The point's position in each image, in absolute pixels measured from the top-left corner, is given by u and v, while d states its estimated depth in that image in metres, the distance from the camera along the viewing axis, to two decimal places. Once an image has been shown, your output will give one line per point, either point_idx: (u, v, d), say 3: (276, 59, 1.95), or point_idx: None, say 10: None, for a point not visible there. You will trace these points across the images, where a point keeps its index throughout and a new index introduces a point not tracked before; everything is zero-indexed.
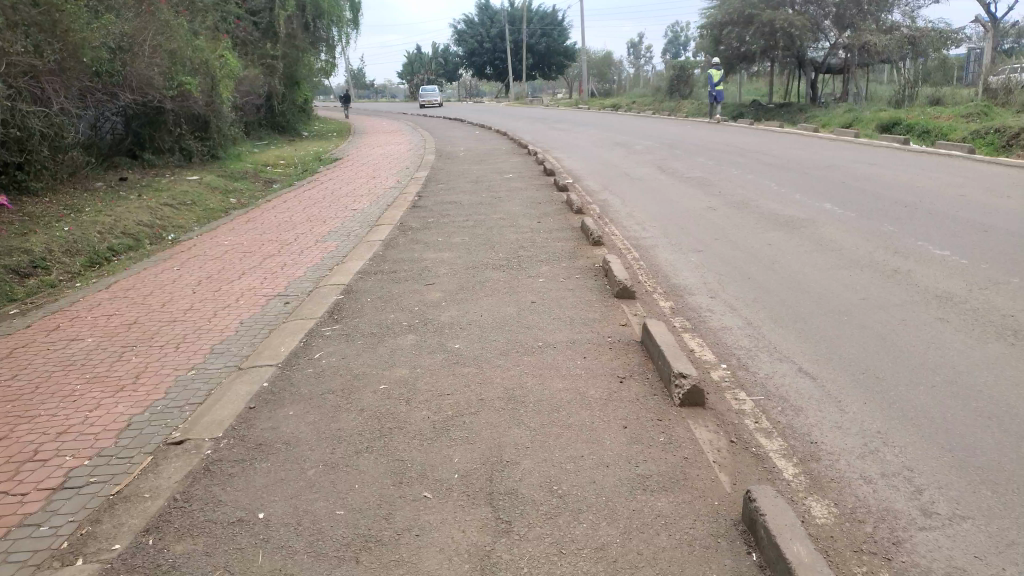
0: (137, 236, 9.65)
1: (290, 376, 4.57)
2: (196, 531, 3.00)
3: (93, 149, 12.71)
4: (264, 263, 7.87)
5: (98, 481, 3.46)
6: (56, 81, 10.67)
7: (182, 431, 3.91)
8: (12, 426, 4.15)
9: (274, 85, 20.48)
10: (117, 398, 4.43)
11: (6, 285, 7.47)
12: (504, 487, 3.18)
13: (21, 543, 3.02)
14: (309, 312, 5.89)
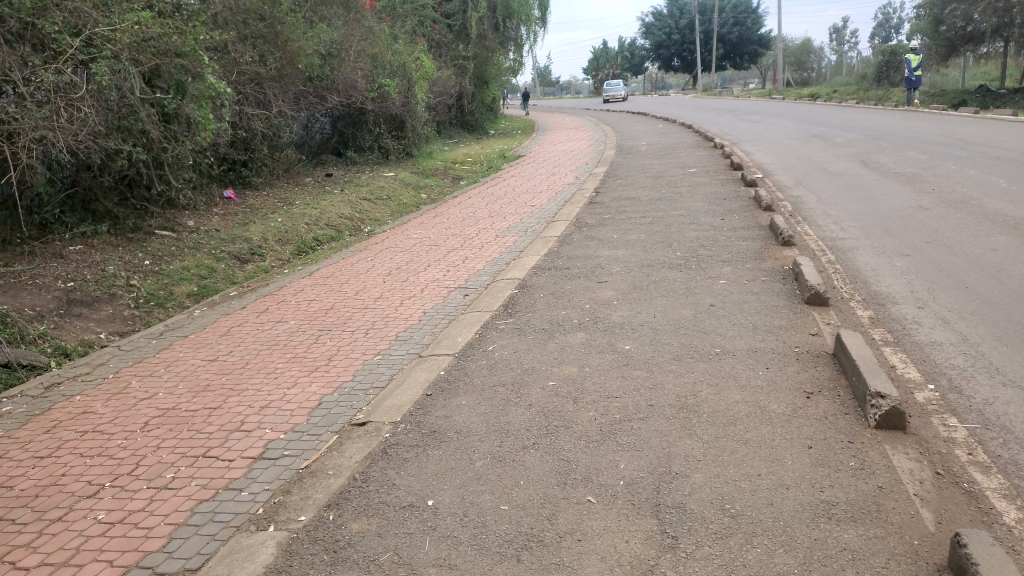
0: (338, 227, 10.39)
1: (465, 367, 4.68)
2: (371, 512, 3.14)
3: (304, 148, 13.96)
4: (448, 256, 8.18)
5: (291, 454, 3.73)
6: (276, 86, 11.74)
7: (366, 413, 4.12)
8: (224, 397, 4.58)
9: (464, 84, 21.35)
10: (312, 377, 4.77)
11: (229, 270, 8.34)
12: (672, 500, 3.04)
13: (226, 505, 3.29)
14: (486, 305, 6.03)
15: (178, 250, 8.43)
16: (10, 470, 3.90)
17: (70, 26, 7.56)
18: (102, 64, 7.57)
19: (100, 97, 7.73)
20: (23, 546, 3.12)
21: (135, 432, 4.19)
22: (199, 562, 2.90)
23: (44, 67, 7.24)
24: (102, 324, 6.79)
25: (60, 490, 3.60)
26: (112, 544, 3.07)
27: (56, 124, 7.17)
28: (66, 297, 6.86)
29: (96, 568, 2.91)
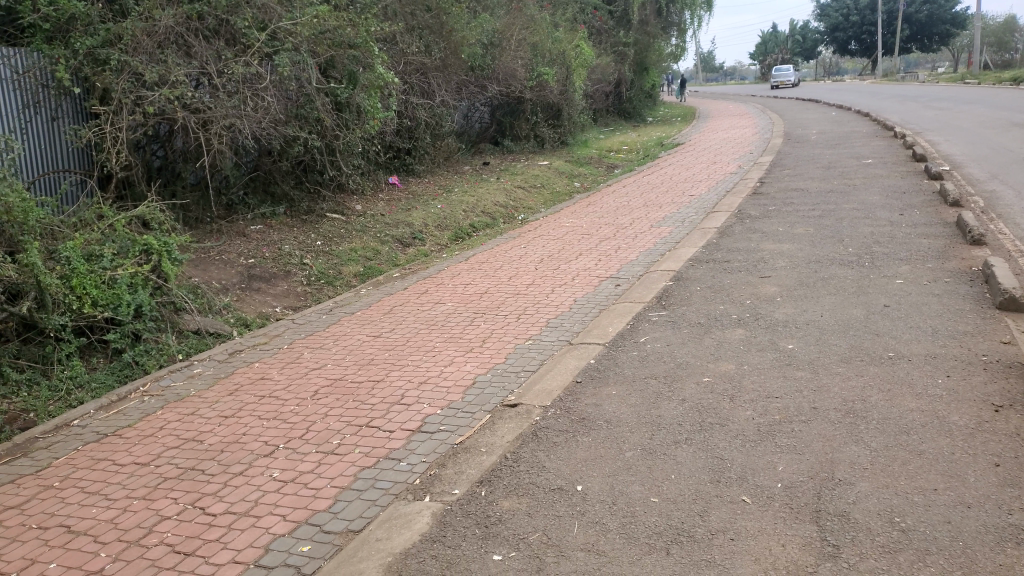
0: (494, 215, 10.64)
1: (616, 357, 4.67)
2: (521, 492, 3.22)
3: (464, 137, 14.39)
4: (602, 244, 8.16)
5: (446, 430, 3.88)
6: (440, 76, 12.13)
7: (518, 395, 4.22)
8: (385, 372, 4.84)
9: (623, 71, 21.13)
10: (467, 358, 4.94)
11: (392, 253, 8.77)
12: (834, 507, 2.89)
13: (385, 473, 3.49)
14: (639, 295, 5.97)
15: (346, 232, 8.97)
16: (200, 426, 4.34)
17: (258, 21, 8.21)
18: (285, 56, 8.16)
19: (282, 86, 8.36)
20: (211, 495, 3.46)
21: (306, 400, 4.53)
22: (361, 525, 3.10)
23: (235, 60, 7.91)
24: (278, 298, 7.36)
25: (242, 447, 3.96)
26: (285, 500, 3.34)
27: (244, 112, 7.83)
28: (248, 273, 7.51)
29: (271, 520, 3.18)
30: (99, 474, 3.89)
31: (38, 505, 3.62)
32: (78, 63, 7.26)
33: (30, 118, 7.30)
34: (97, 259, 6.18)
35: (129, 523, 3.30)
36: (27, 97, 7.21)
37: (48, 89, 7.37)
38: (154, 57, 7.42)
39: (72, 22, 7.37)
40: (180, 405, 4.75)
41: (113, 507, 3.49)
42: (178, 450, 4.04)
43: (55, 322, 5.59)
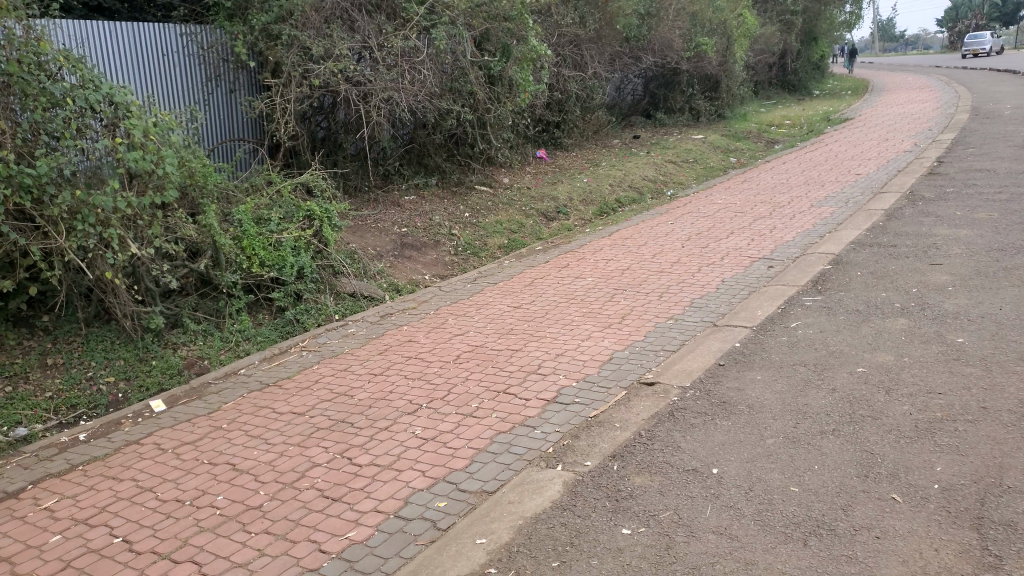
0: (642, 190, 10.46)
1: (763, 341, 4.49)
2: (653, 469, 3.19)
3: (615, 110, 14.37)
4: (756, 224, 7.83)
5: (581, 402, 3.90)
6: (594, 48, 12.00)
7: (656, 374, 4.17)
8: (524, 341, 4.93)
9: (789, 41, 20.01)
10: (606, 333, 4.93)
11: (537, 227, 8.83)
12: (999, 515, 2.65)
13: (520, 439, 3.56)
14: (792, 279, 5.69)
15: (493, 205, 9.14)
16: (351, 381, 4.62)
17: None
18: (441, 30, 8.40)
19: (437, 60, 8.59)
20: (357, 446, 3.68)
21: (448, 363, 4.70)
22: (495, 486, 3.18)
23: (394, 34, 8.20)
24: (426, 266, 7.63)
25: (388, 404, 4.18)
26: (424, 457, 3.50)
27: (401, 86, 8.11)
28: (400, 241, 7.84)
29: (411, 475, 3.34)
30: (261, 419, 4.24)
31: (210, 443, 4.01)
32: (254, 39, 7.80)
33: (212, 90, 8.01)
34: (265, 223, 6.70)
35: (285, 466, 3.58)
36: (208, 71, 7.94)
37: (227, 64, 8.05)
38: (321, 31, 7.83)
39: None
40: (334, 360, 5.08)
41: (272, 450, 3.79)
42: (331, 403, 4.32)
43: (228, 279, 6.13)
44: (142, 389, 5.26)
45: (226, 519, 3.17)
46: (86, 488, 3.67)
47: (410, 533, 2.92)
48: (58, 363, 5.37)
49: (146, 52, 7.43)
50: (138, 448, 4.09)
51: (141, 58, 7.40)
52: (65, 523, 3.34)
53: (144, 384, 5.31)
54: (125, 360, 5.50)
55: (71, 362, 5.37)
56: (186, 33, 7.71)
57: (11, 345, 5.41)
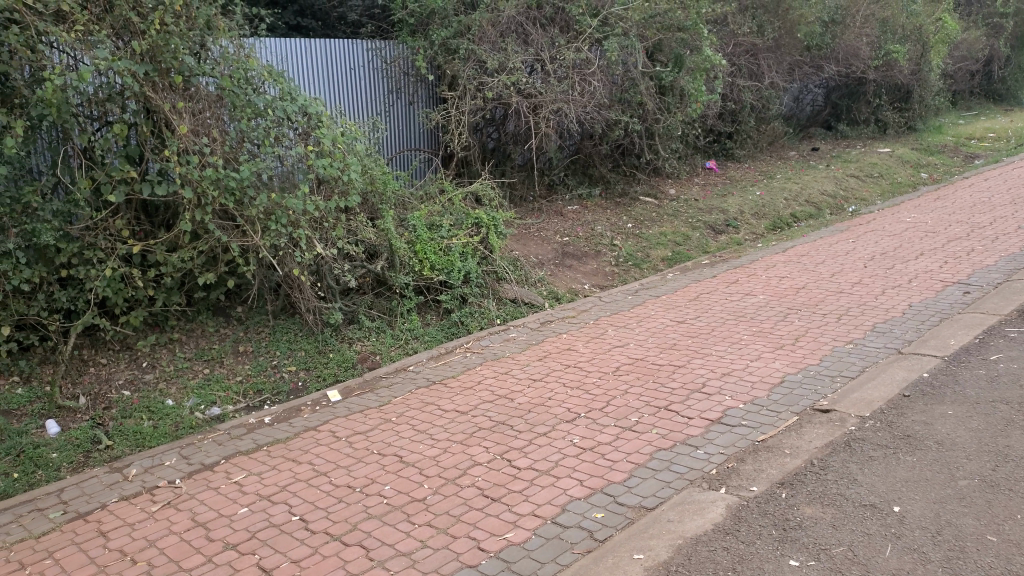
0: (820, 205, 9.91)
1: (957, 374, 4.10)
2: (826, 501, 3.00)
3: (793, 121, 13.97)
4: (950, 246, 7.19)
5: (748, 425, 3.75)
6: (772, 57, 11.48)
7: (831, 401, 3.92)
8: (688, 358, 4.81)
9: (997, 46, 18.18)
10: (777, 354, 4.71)
11: (703, 240, 8.61)
12: None
13: (682, 458, 3.47)
14: (992, 308, 5.18)
15: (659, 216, 9.02)
16: (512, 385, 4.72)
17: (592, 8, 8.49)
18: (614, 41, 8.39)
19: (609, 71, 8.59)
20: (517, 449, 3.75)
21: (608, 374, 4.68)
22: (653, 503, 3.13)
23: (568, 46, 8.31)
24: (588, 276, 7.65)
25: (548, 410, 4.22)
26: (582, 466, 3.50)
27: (572, 97, 8.19)
28: (563, 250, 7.92)
29: (569, 483, 3.36)
30: (427, 415, 4.43)
31: (380, 434, 4.23)
32: (433, 53, 8.20)
33: (393, 102, 8.52)
34: (437, 229, 7.01)
35: (448, 463, 3.71)
36: (391, 84, 8.44)
37: (409, 76, 8.52)
38: (496, 45, 8.07)
39: (432, 16, 8.32)
40: (496, 363, 5.20)
41: (437, 446, 3.94)
42: (492, 405, 4.43)
43: (401, 281, 6.47)
44: (320, 379, 5.65)
45: (392, 508, 3.34)
46: (270, 468, 3.99)
47: (566, 541, 2.93)
48: (249, 350, 5.89)
49: (338, 67, 8.00)
50: (315, 434, 4.39)
51: (334, 72, 7.98)
52: (251, 497, 3.65)
53: (322, 374, 5.71)
54: (305, 351, 5.94)
55: (259, 351, 5.87)
56: (372, 48, 8.24)
57: (210, 331, 6.00)
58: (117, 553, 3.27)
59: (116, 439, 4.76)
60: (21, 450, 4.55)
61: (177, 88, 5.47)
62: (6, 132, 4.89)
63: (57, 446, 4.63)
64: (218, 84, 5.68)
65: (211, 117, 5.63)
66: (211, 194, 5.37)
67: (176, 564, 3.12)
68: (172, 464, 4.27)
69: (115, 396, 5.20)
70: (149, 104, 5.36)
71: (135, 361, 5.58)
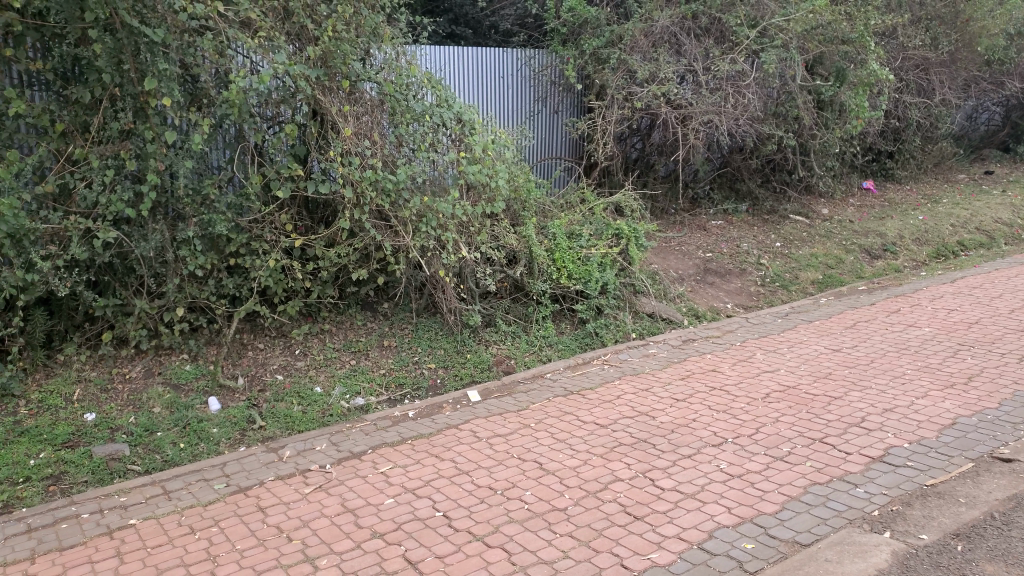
0: (991, 233, 9.17)
1: None
2: (1010, 561, 2.77)
3: (964, 141, 13.01)
4: None
5: (915, 466, 3.50)
6: (946, 72, 10.69)
7: (1013, 451, 3.60)
8: (845, 389, 4.56)
9: None
10: (946, 393, 4.38)
11: (857, 264, 8.16)
12: None
13: (839, 495, 3.30)
14: None
15: (809, 237, 8.64)
16: (653, 402, 4.65)
17: (750, 19, 8.24)
18: (772, 53, 8.06)
19: (764, 83, 8.29)
20: (660, 469, 3.70)
21: (756, 400, 4.52)
22: (809, 539, 2.98)
23: (722, 57, 8.10)
24: (731, 295, 7.43)
25: (692, 431, 4.14)
26: (730, 493, 3.41)
27: (723, 108, 7.94)
28: (705, 266, 7.75)
29: (716, 509, 3.27)
30: (566, 425, 4.44)
31: (519, 439, 4.28)
32: (583, 62, 8.22)
33: (538, 110, 8.67)
34: (577, 237, 7.02)
35: (589, 475, 3.71)
36: (539, 92, 8.63)
37: (556, 86, 8.67)
38: (648, 55, 7.99)
39: (584, 25, 8.33)
40: (635, 378, 5.14)
41: (577, 457, 3.95)
42: (632, 420, 4.38)
43: (539, 288, 6.53)
44: (457, 378, 5.79)
45: (534, 515, 3.37)
46: (414, 461, 4.12)
47: (714, 568, 2.85)
48: (392, 345, 6.13)
49: (488, 74, 8.15)
50: (457, 432, 4.51)
51: (483, 78, 8.14)
52: (397, 489, 3.78)
53: (459, 374, 5.84)
54: (444, 350, 6.10)
55: (402, 346, 6.09)
56: (523, 57, 8.42)
57: (358, 324, 6.27)
58: (275, 529, 3.47)
59: (269, 420, 5.07)
60: (187, 423, 4.91)
61: (344, 91, 5.77)
62: (193, 130, 5.35)
63: (218, 422, 4.97)
64: (380, 89, 5.94)
65: (372, 121, 5.90)
66: (369, 195, 5.63)
67: (328, 546, 3.27)
68: (322, 449, 4.50)
69: (269, 380, 5.54)
70: (319, 107, 5.68)
71: (288, 347, 5.92)
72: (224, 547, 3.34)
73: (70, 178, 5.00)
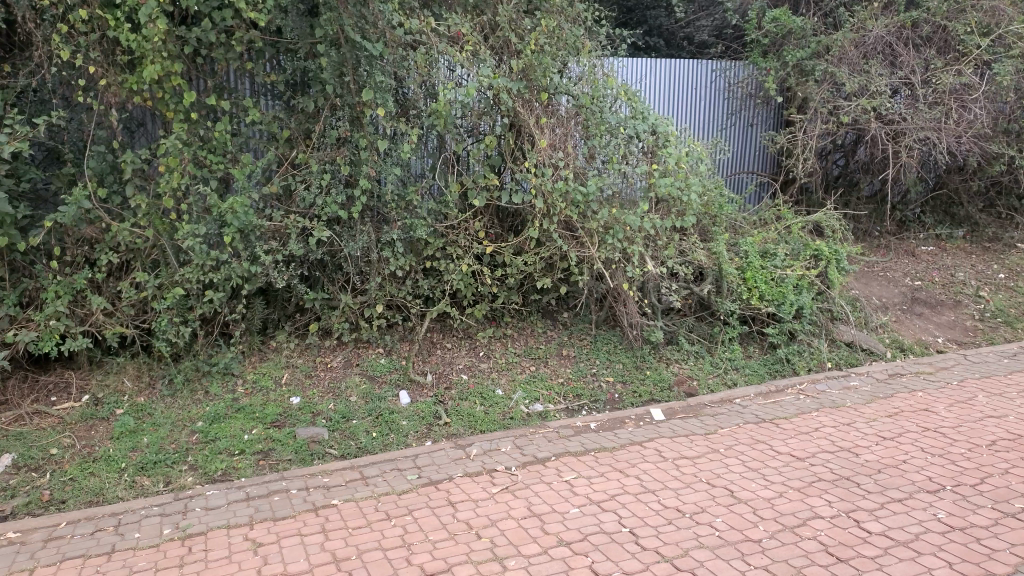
0: None
1: None
2: None
3: None
4: None
5: None
6: None
7: None
8: None
9: None
10: None
11: None
12: None
13: None
14: None
15: None
16: (856, 438, 4.33)
17: (982, 26, 7.47)
18: (1008, 64, 7.32)
19: (995, 97, 7.51)
20: (866, 511, 3.43)
21: (979, 447, 4.08)
22: None
23: (945, 69, 7.43)
24: (942, 328, 6.82)
25: (903, 474, 3.81)
26: (951, 546, 3.09)
27: (943, 124, 7.26)
28: (913, 295, 7.16)
29: (934, 562, 2.97)
30: (758, 453, 4.24)
31: (707, 463, 4.14)
32: (785, 74, 7.79)
33: (731, 123, 8.43)
34: (770, 257, 6.71)
35: (786, 509, 3.51)
36: (733, 105, 8.39)
37: (753, 99, 8.32)
38: (858, 67, 7.46)
39: (787, 36, 7.84)
40: (835, 411, 4.82)
41: (771, 488, 3.75)
42: (833, 456, 4.11)
43: (727, 308, 6.29)
44: (635, 394, 5.69)
45: (725, 543, 3.24)
46: (599, 474, 4.10)
47: None
48: (571, 355, 6.14)
49: (678, 88, 8.06)
50: (641, 449, 4.44)
51: (675, 90, 8.06)
52: (582, 499, 3.77)
53: (637, 391, 5.73)
54: (624, 364, 6.04)
55: (581, 357, 6.09)
56: (718, 68, 8.26)
57: (539, 332, 6.37)
58: (465, 525, 3.58)
59: (453, 417, 5.25)
60: (380, 413, 5.20)
61: (543, 104, 5.89)
62: (403, 138, 5.66)
63: (407, 415, 5.21)
64: (576, 101, 6.01)
65: (566, 133, 5.97)
66: (560, 206, 5.70)
67: (515, 548, 3.32)
68: (507, 451, 4.59)
69: (455, 378, 5.73)
70: (518, 119, 5.83)
71: (473, 349, 6.10)
72: (418, 536, 3.49)
73: (292, 180, 5.44)
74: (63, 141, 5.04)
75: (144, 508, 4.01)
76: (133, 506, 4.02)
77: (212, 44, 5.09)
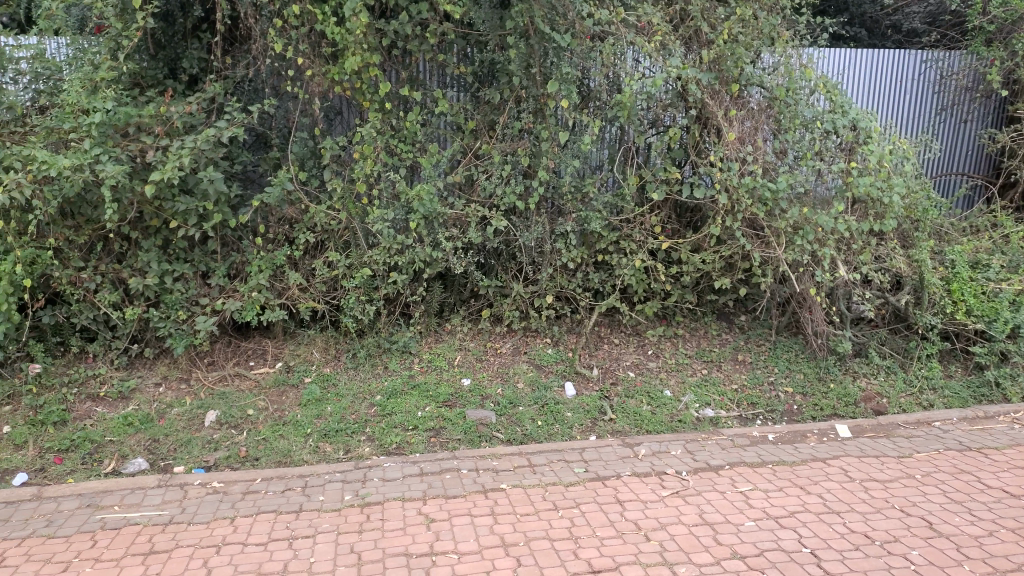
0: None
1: None
2: None
3: None
4: None
5: None
6: None
7: None
8: None
9: None
10: None
11: None
12: None
13: None
14: None
15: None
16: None
17: None
18: None
19: None
20: None
21: None
22: None
23: None
24: None
25: None
26: None
27: None
28: None
29: None
30: (962, 484, 3.81)
31: (902, 489, 3.77)
32: (1014, 65, 6.94)
33: (942, 121, 7.64)
34: (983, 268, 6.02)
35: (996, 550, 3.13)
36: (945, 100, 7.58)
37: (971, 92, 7.54)
38: None
39: (1018, 22, 6.85)
40: None
41: (979, 525, 3.36)
42: None
43: (927, 322, 5.73)
44: (817, 407, 5.33)
45: None
46: (777, 488, 3.85)
47: None
48: (746, 360, 5.84)
49: (883, 80, 7.42)
50: (825, 467, 4.13)
51: (878, 83, 7.42)
52: (758, 513, 3.56)
53: (819, 403, 5.37)
54: (805, 374, 5.66)
55: (758, 363, 5.78)
56: (928, 59, 7.51)
57: (713, 334, 6.10)
58: (633, 525, 3.49)
59: (619, 414, 5.15)
60: (546, 402, 5.20)
61: (733, 96, 5.62)
62: (585, 130, 5.60)
63: (573, 407, 5.18)
64: (769, 93, 5.68)
65: (755, 128, 5.67)
66: (745, 203, 5.42)
67: (686, 555, 3.19)
68: (677, 454, 4.44)
69: (622, 375, 5.63)
70: (705, 111, 5.59)
71: (642, 347, 5.97)
72: (586, 531, 3.44)
73: (475, 170, 5.54)
74: (271, 127, 5.46)
75: (327, 472, 4.26)
76: (318, 470, 4.29)
77: (408, 37, 5.27)
